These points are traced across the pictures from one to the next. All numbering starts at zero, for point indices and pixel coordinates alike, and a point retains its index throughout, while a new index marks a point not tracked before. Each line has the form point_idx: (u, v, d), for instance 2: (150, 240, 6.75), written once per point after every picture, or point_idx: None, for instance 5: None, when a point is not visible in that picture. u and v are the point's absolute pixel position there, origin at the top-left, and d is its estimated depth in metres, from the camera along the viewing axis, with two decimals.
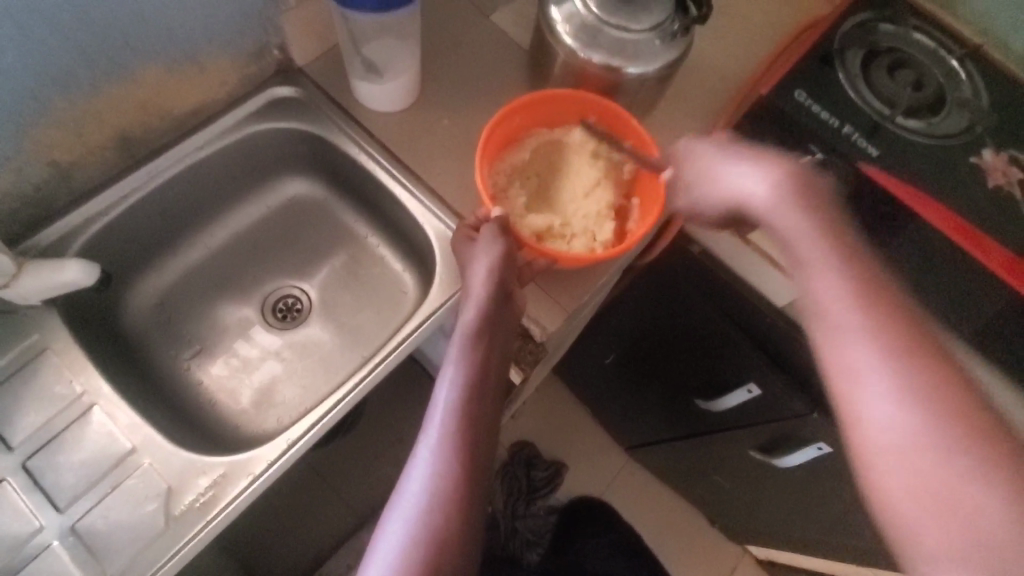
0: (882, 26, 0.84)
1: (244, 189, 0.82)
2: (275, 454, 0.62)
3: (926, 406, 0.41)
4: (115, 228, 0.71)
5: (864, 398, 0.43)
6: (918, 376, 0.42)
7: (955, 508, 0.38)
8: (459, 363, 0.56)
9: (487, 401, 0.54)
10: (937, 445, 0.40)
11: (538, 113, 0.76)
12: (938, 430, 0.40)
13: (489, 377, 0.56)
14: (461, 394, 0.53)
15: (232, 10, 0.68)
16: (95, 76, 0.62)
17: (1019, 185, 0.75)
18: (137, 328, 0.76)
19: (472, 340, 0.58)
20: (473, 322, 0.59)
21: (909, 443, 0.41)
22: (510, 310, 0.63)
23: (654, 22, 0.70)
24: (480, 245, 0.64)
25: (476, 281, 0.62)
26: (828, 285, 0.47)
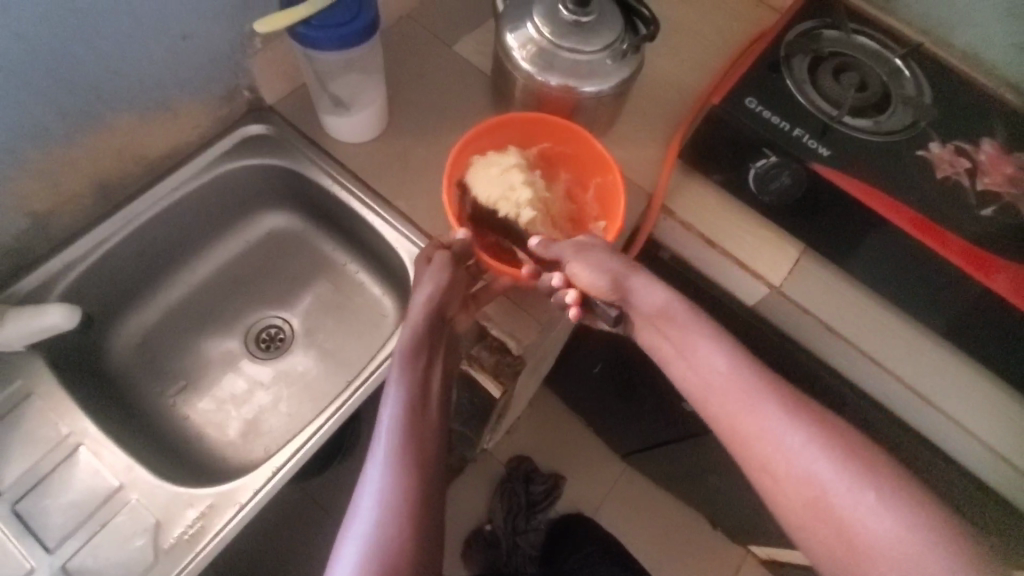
0: (825, 32, 0.88)
1: (223, 226, 0.84)
2: (260, 482, 0.63)
3: (837, 453, 0.50)
4: (96, 271, 0.73)
5: (764, 436, 0.52)
6: (822, 429, 0.51)
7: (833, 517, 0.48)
8: (400, 383, 0.60)
9: (428, 415, 0.59)
10: (807, 448, 0.51)
11: (504, 134, 0.79)
12: (826, 455, 0.50)
13: (427, 394, 0.61)
14: (404, 412, 0.58)
15: (201, 56, 0.71)
16: (68, 127, 0.64)
17: (966, 174, 0.79)
18: (122, 368, 0.78)
19: (411, 360, 0.62)
20: (409, 345, 0.63)
21: (795, 454, 0.51)
22: (446, 335, 0.68)
23: (606, 42, 0.73)
24: (429, 270, 0.67)
25: (415, 308, 0.66)
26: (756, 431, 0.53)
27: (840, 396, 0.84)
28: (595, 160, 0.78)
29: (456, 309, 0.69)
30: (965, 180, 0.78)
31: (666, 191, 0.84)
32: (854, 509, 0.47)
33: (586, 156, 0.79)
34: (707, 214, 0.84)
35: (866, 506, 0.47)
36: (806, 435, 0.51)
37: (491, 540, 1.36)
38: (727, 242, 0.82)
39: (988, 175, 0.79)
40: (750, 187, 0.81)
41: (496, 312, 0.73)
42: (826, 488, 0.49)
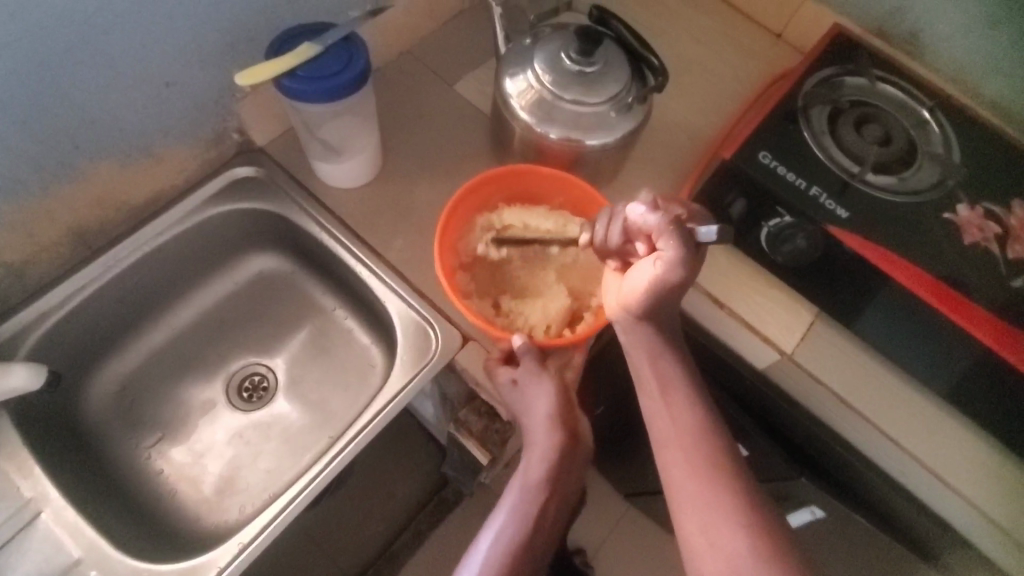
0: (848, 80, 0.83)
1: (209, 269, 0.81)
2: (227, 559, 0.60)
3: (709, 471, 0.52)
4: (73, 320, 0.70)
5: (664, 414, 0.55)
6: (701, 441, 0.53)
7: (701, 480, 0.52)
8: (512, 516, 0.56)
9: (532, 560, 0.55)
10: (679, 418, 0.54)
11: (470, 203, 0.73)
12: (693, 436, 0.54)
13: (537, 535, 0.56)
14: (502, 556, 0.54)
15: (186, 102, 0.68)
16: (41, 179, 0.61)
17: (996, 240, 0.73)
18: (96, 419, 0.75)
19: (528, 491, 0.57)
20: (534, 476, 0.57)
21: (673, 422, 0.54)
22: (575, 462, 0.60)
23: (610, 93, 0.69)
24: (539, 380, 0.61)
25: (535, 427, 0.60)
26: (670, 416, 0.55)
27: (851, 467, 0.79)
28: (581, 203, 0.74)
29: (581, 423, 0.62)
30: (994, 247, 0.73)
31: None
32: (712, 507, 0.51)
33: (554, 188, 0.75)
34: (714, 271, 0.79)
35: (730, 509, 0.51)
36: (692, 424, 0.54)
37: None
38: (736, 302, 0.77)
39: (1021, 242, 0.73)
40: (762, 243, 0.77)
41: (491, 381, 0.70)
42: (693, 494, 0.52)
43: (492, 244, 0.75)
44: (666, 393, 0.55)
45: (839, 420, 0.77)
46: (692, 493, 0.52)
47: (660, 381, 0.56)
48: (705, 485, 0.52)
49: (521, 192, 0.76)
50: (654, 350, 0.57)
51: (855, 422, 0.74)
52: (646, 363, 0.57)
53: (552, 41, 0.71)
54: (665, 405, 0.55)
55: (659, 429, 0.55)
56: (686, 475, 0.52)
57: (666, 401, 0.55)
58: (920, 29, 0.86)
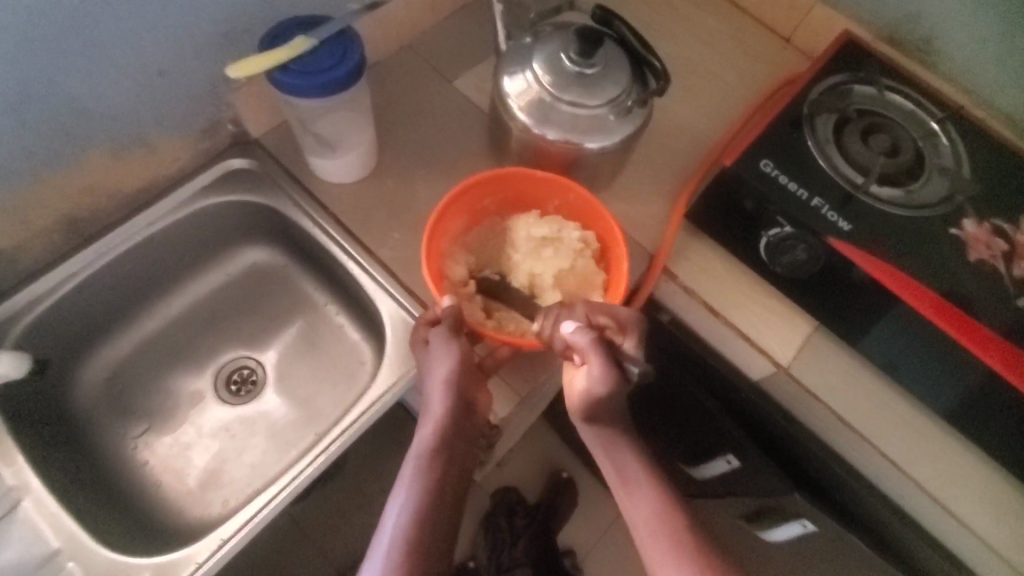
0: (857, 88, 0.81)
1: (201, 260, 0.80)
2: (205, 555, 0.60)
3: (675, 545, 0.51)
4: (62, 309, 0.70)
5: (633, 502, 0.54)
6: (667, 513, 0.53)
7: (681, 572, 0.49)
8: (411, 487, 0.53)
9: (441, 520, 0.52)
10: (644, 502, 0.54)
11: (460, 207, 0.71)
12: (661, 517, 0.53)
13: (444, 501, 0.53)
14: (413, 523, 0.50)
15: (179, 92, 0.67)
16: (31, 167, 0.61)
17: (1003, 258, 0.71)
18: (84, 407, 0.75)
19: (428, 458, 0.55)
20: (428, 443, 0.56)
21: (641, 512, 0.53)
22: (474, 424, 0.60)
23: (609, 96, 0.67)
24: (437, 348, 0.62)
25: (434, 395, 0.60)
26: (637, 506, 0.54)
27: (844, 483, 0.78)
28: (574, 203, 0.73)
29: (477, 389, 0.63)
30: (1001, 264, 0.71)
31: (670, 251, 0.78)
32: None
33: (547, 188, 0.73)
34: (712, 280, 0.77)
35: None
36: (652, 507, 0.53)
37: None
38: (734, 312, 0.76)
39: None
40: (761, 254, 0.75)
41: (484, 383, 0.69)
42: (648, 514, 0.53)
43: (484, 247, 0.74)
44: (629, 481, 0.55)
45: (833, 435, 0.75)
46: (643, 522, 0.52)
47: (626, 472, 0.55)
48: (650, 508, 0.53)
49: (513, 194, 0.75)
50: (609, 432, 0.56)
51: (850, 438, 0.73)
52: (612, 449, 0.56)
53: (552, 40, 0.70)
54: (635, 489, 0.54)
55: (628, 521, 0.54)
56: (667, 565, 0.50)
57: (603, 437, 0.57)
58: (934, 36, 0.84)
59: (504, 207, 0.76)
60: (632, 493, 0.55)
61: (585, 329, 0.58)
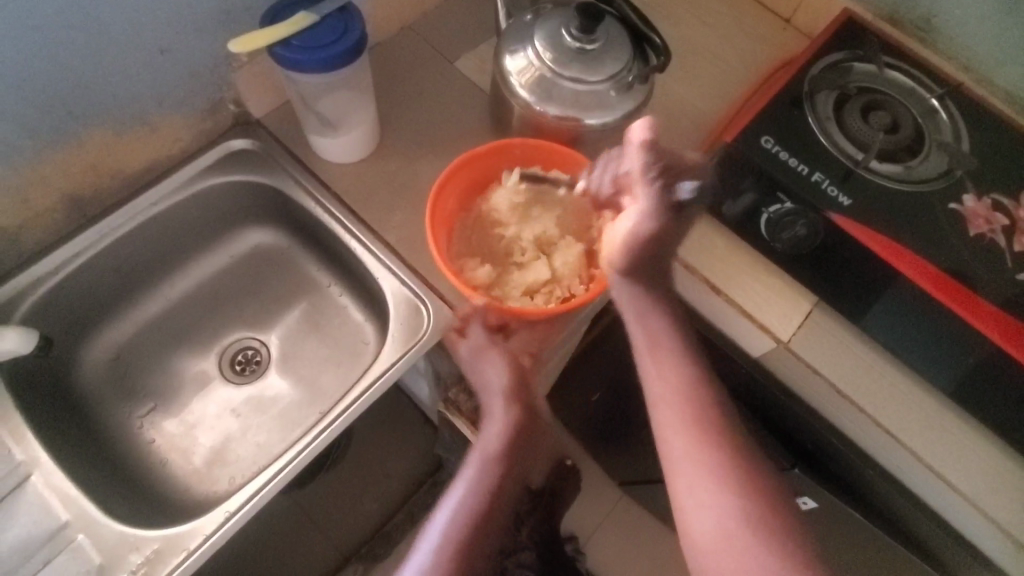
0: (857, 65, 0.82)
1: (203, 242, 0.81)
2: (212, 527, 0.60)
3: (703, 438, 0.52)
4: (67, 288, 0.71)
5: (656, 383, 0.56)
6: (708, 416, 0.53)
7: (699, 458, 0.51)
8: (470, 486, 0.57)
9: (494, 523, 0.55)
10: (682, 392, 0.55)
11: (458, 183, 0.72)
12: (696, 419, 0.53)
13: (497, 506, 0.57)
14: (467, 519, 0.54)
15: (181, 71, 0.67)
16: (34, 144, 0.61)
17: (1003, 232, 0.72)
18: (89, 387, 0.75)
19: (489, 462, 0.59)
20: (491, 448, 0.60)
21: (680, 378, 0.55)
22: (533, 430, 0.64)
23: (610, 72, 0.68)
24: (492, 356, 0.66)
25: (493, 399, 0.64)
26: (664, 372, 0.56)
27: (845, 459, 0.79)
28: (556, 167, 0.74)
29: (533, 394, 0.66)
30: (1000, 239, 0.71)
31: None
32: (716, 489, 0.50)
33: (540, 159, 0.74)
34: (713, 258, 0.78)
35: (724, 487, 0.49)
36: (693, 382, 0.55)
37: None
38: (735, 289, 0.76)
39: None
40: (762, 232, 0.75)
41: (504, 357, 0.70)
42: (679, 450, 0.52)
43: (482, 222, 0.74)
44: (672, 353, 0.57)
45: (833, 410, 0.76)
46: (664, 386, 0.55)
47: (659, 333, 0.58)
48: (692, 442, 0.52)
49: (509, 169, 0.76)
50: (642, 284, 0.60)
51: (850, 413, 0.73)
52: (642, 300, 0.60)
53: (552, 17, 0.70)
54: (673, 358, 0.56)
55: (653, 387, 0.56)
56: (676, 427, 0.53)
57: (654, 354, 0.57)
58: (934, 15, 0.84)
59: (485, 189, 0.75)
60: (664, 359, 0.57)
61: (650, 145, 0.61)
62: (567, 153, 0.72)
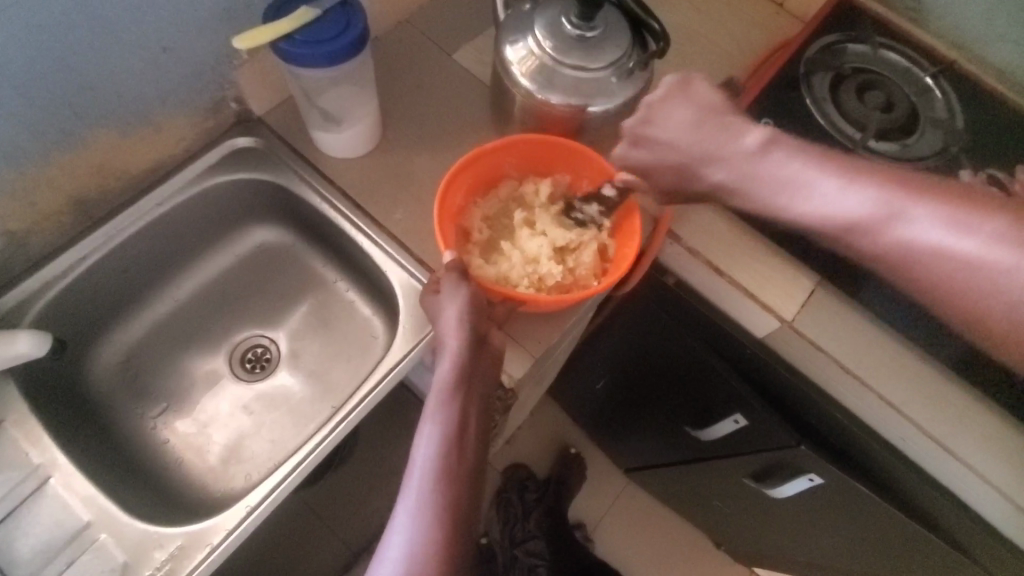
0: (851, 46, 0.83)
1: (210, 241, 0.81)
2: (234, 522, 0.61)
3: (946, 210, 0.52)
4: (79, 288, 0.71)
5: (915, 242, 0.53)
6: (946, 202, 0.53)
7: (990, 270, 0.50)
8: (437, 420, 0.55)
9: (468, 454, 0.54)
10: (908, 213, 0.53)
11: (467, 179, 0.73)
12: (944, 219, 0.52)
13: (468, 435, 0.56)
14: (440, 454, 0.53)
15: (184, 69, 0.67)
16: (42, 147, 0.62)
17: (1000, 206, 0.73)
18: (100, 389, 0.75)
19: (448, 394, 0.57)
20: (450, 379, 0.58)
21: (837, 201, 0.57)
22: (487, 357, 0.62)
23: (611, 58, 0.68)
24: (448, 293, 0.63)
25: (448, 330, 0.61)
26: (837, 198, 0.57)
27: (850, 433, 0.80)
28: (563, 158, 0.75)
29: (490, 330, 0.64)
30: None
31: (673, 215, 0.80)
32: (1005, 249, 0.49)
33: (550, 153, 0.75)
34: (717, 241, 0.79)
35: (971, 240, 0.51)
36: (907, 205, 0.54)
37: (488, 555, 1.31)
38: (739, 271, 0.77)
39: None
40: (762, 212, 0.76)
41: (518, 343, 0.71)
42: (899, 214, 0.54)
43: (489, 218, 0.76)
44: (905, 182, 0.55)
45: (838, 388, 0.78)
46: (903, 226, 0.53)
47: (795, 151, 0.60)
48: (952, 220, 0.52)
49: (518, 162, 0.76)
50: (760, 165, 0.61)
51: (854, 387, 0.75)
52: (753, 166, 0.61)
53: (551, 6, 0.70)
54: (885, 179, 0.56)
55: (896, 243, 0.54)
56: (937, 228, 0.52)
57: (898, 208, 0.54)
58: None
59: (492, 185, 0.77)
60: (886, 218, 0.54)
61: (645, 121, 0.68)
62: (576, 145, 0.73)
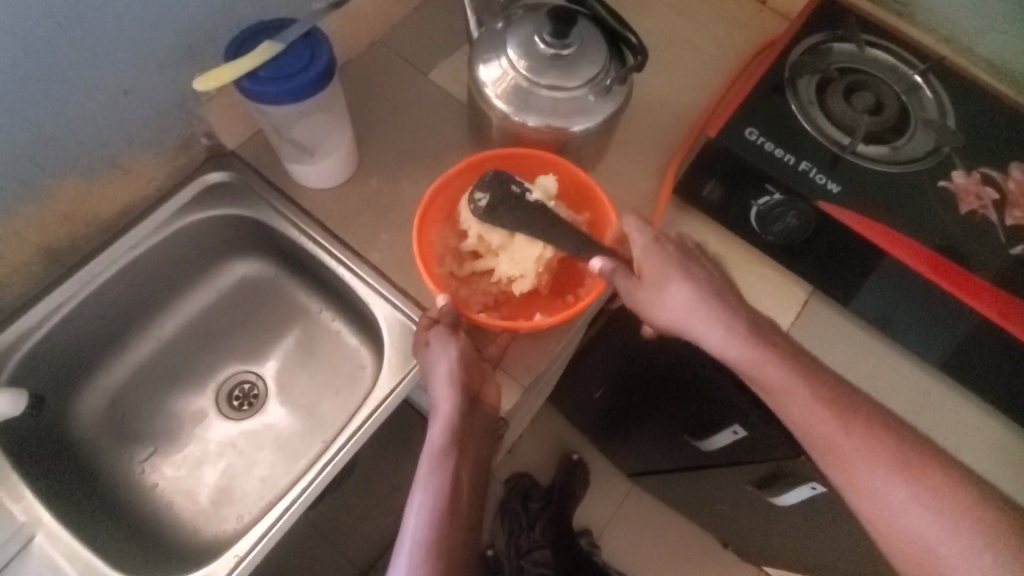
0: (836, 46, 0.80)
1: (191, 278, 0.80)
2: (224, 572, 0.61)
3: (933, 491, 0.52)
4: (56, 338, 0.69)
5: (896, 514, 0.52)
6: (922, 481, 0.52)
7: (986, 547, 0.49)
8: (427, 487, 0.53)
9: (458, 525, 0.53)
10: (918, 500, 0.52)
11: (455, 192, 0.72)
12: (918, 499, 0.52)
13: (459, 502, 0.54)
14: (429, 526, 0.51)
15: (148, 109, 0.66)
16: (3, 201, 0.60)
17: (995, 206, 0.70)
18: (86, 436, 0.74)
19: (441, 459, 0.55)
20: (442, 443, 0.56)
21: (890, 489, 0.52)
22: (480, 415, 0.61)
23: (587, 76, 0.66)
24: (438, 347, 0.62)
25: (440, 388, 0.60)
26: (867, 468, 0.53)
27: None
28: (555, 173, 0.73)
29: (482, 383, 0.63)
30: (993, 214, 0.70)
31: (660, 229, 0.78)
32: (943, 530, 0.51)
33: (538, 169, 0.74)
34: (707, 254, 0.77)
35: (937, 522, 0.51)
36: (909, 488, 0.52)
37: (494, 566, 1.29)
38: (731, 284, 0.75)
39: (1018, 208, 0.71)
40: (753, 225, 0.75)
41: (510, 372, 0.70)
42: (869, 481, 0.53)
43: None
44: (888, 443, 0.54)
45: None
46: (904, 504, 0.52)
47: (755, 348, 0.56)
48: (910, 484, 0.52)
49: None
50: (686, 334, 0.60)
51: None
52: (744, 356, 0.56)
53: (524, 23, 0.68)
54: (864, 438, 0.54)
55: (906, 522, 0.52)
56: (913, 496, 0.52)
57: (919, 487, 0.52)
58: None
59: None
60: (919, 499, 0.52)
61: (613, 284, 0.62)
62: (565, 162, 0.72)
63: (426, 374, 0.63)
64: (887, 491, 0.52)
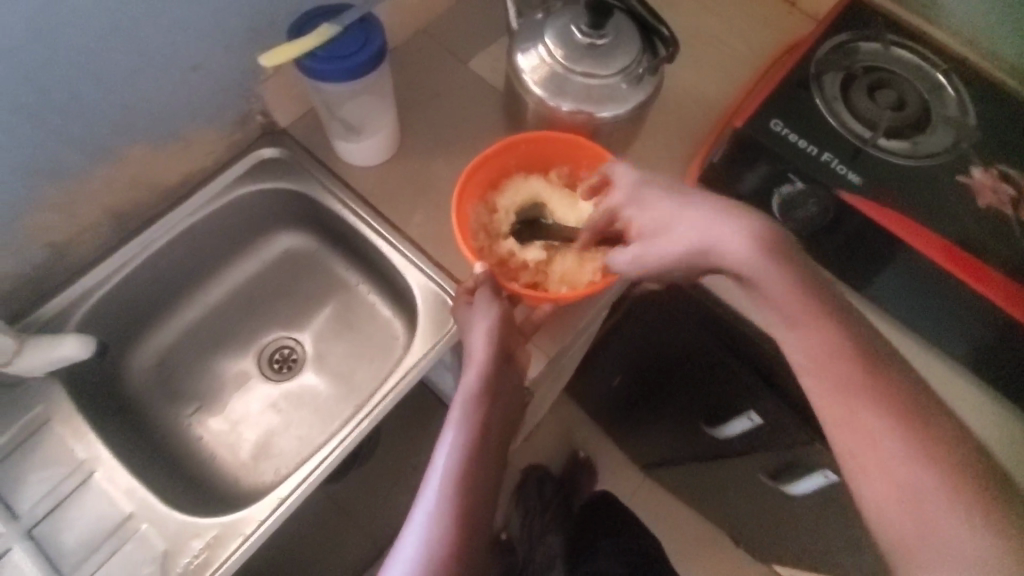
0: (861, 45, 0.83)
1: (239, 247, 0.85)
2: (264, 513, 0.64)
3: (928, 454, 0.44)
4: (116, 295, 0.75)
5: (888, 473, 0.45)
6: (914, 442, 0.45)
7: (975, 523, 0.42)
8: (460, 427, 0.57)
9: (487, 462, 0.56)
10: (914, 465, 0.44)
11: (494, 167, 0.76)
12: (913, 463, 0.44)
13: (488, 444, 0.57)
14: (460, 459, 0.54)
15: (211, 85, 0.71)
16: (80, 163, 0.66)
17: (1012, 201, 0.72)
18: (137, 389, 0.80)
19: (474, 404, 0.59)
20: (475, 390, 0.60)
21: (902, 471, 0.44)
22: (511, 372, 0.65)
23: (620, 65, 0.70)
24: (477, 308, 0.65)
25: (476, 344, 0.64)
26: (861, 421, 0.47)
27: None
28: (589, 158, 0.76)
29: (515, 344, 0.67)
30: (1009, 209, 0.72)
31: None
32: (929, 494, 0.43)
33: (575, 154, 0.76)
34: None
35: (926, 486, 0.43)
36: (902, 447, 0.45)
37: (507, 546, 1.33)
38: None
39: None
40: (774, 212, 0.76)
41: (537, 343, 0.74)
42: (871, 444, 0.46)
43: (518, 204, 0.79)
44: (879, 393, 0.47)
45: None
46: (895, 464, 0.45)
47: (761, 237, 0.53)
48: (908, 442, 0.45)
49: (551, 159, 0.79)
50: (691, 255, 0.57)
51: None
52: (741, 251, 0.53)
53: (562, 15, 0.73)
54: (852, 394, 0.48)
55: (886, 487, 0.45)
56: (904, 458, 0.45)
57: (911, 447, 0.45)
58: None
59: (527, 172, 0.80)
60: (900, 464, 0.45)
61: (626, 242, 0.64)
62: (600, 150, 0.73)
63: (464, 334, 0.67)
64: (888, 451, 0.45)
